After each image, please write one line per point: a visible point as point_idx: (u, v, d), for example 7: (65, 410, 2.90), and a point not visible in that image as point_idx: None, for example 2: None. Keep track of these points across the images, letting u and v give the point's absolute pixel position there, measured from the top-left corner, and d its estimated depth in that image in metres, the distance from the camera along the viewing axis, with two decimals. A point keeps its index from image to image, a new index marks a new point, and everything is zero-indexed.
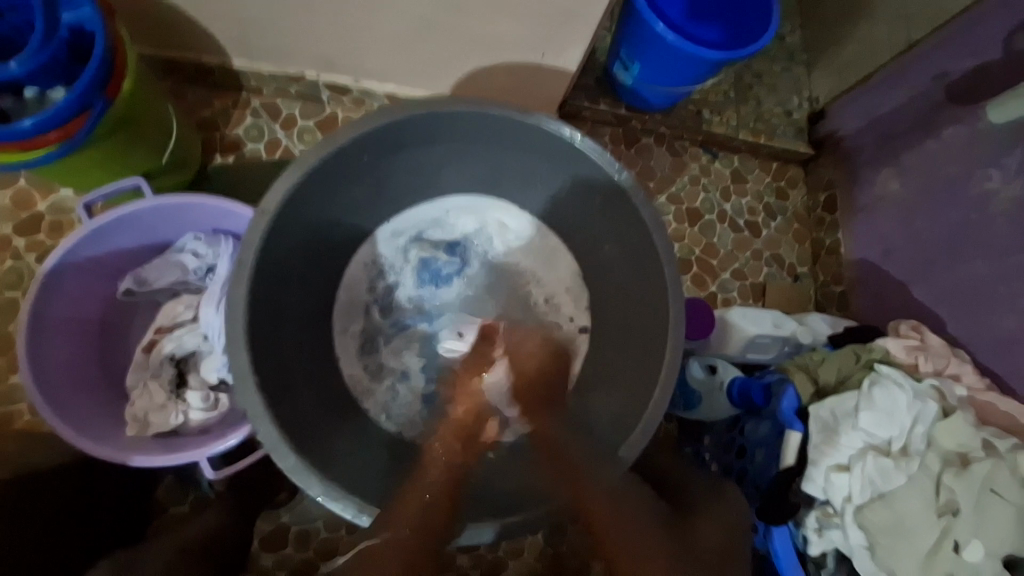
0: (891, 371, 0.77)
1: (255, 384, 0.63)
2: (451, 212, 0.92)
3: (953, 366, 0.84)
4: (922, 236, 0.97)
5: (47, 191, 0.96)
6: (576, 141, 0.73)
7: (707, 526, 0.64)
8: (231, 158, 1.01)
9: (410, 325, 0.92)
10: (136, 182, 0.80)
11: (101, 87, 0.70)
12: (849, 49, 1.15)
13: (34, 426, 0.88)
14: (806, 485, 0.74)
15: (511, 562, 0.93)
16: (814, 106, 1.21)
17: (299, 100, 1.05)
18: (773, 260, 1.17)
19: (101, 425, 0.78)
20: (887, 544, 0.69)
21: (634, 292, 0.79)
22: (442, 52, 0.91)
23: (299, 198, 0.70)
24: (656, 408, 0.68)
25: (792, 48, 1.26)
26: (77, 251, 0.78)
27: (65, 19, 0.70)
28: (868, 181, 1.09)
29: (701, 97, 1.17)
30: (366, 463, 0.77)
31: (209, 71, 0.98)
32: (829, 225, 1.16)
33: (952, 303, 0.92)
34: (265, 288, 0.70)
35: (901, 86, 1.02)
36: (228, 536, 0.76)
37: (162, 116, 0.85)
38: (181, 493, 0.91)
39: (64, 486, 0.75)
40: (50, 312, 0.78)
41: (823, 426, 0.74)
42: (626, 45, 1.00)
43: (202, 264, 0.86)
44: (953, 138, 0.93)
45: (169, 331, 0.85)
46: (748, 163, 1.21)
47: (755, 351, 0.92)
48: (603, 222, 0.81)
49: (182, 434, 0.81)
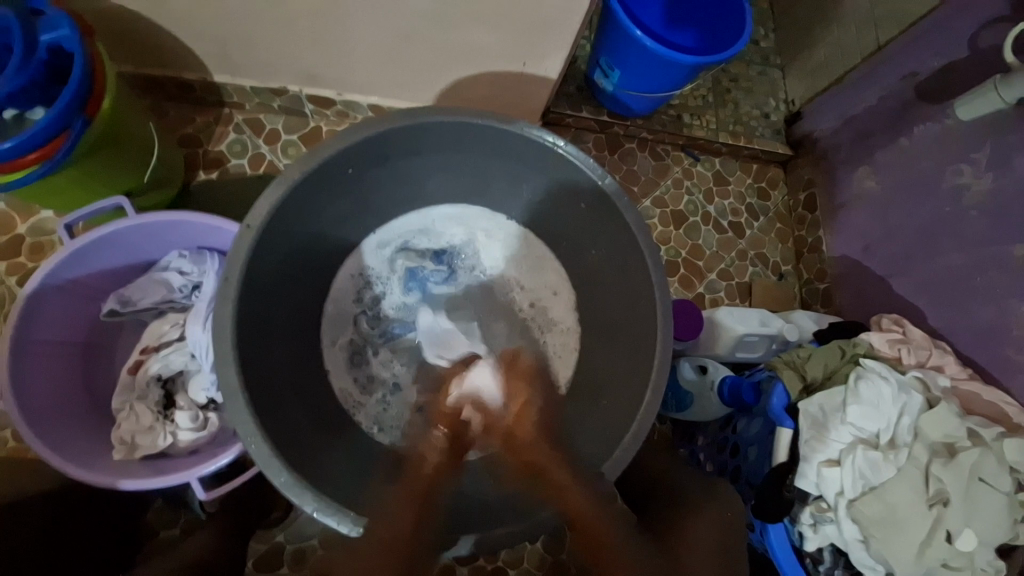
0: (876, 365, 0.78)
1: (245, 401, 0.62)
2: (437, 222, 0.93)
3: (935, 358, 0.85)
4: (900, 230, 1.00)
5: (27, 213, 0.94)
6: (559, 147, 0.74)
7: (699, 523, 0.65)
8: (214, 175, 1.01)
9: (399, 335, 0.91)
10: (118, 202, 0.79)
11: (80, 107, 0.69)
12: (821, 51, 1.18)
13: (18, 453, 0.86)
14: (799, 480, 0.74)
15: (511, 571, 0.92)
16: (791, 108, 1.24)
17: (282, 114, 1.05)
18: (757, 260, 1.19)
19: (88, 449, 0.76)
20: (881, 537, 0.70)
21: (622, 295, 0.79)
22: (424, 64, 0.91)
23: (284, 212, 0.70)
24: (648, 410, 0.68)
25: (766, 52, 1.29)
26: (59, 273, 0.77)
27: (43, 40, 0.69)
28: (846, 179, 1.11)
29: (680, 101, 1.19)
30: (358, 476, 0.76)
31: (191, 87, 0.97)
32: (811, 223, 1.18)
33: (932, 295, 0.94)
34: (252, 304, 0.69)
35: (873, 85, 1.05)
36: (220, 557, 0.74)
37: (144, 135, 0.84)
38: (171, 515, 0.89)
39: (52, 514, 0.73)
40: (34, 336, 0.77)
41: (813, 422, 0.75)
42: (606, 52, 1.02)
43: (187, 282, 0.86)
44: (925, 134, 0.96)
45: (155, 351, 0.84)
46: (729, 165, 1.23)
47: (744, 350, 0.93)
48: (588, 227, 0.82)
49: (171, 456, 0.80)
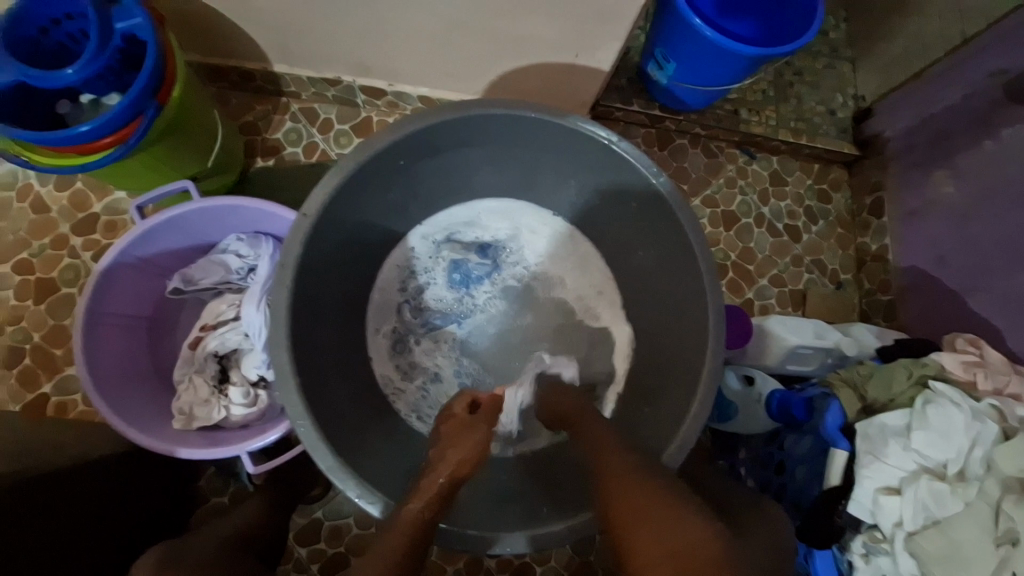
0: (947, 389, 0.72)
1: (295, 383, 0.64)
2: (482, 215, 0.92)
3: (1013, 385, 0.78)
4: (979, 243, 0.92)
5: (101, 193, 1.00)
6: (613, 143, 0.72)
7: (752, 537, 0.62)
8: (271, 162, 1.04)
9: (441, 325, 0.92)
10: (184, 185, 0.82)
11: (152, 93, 0.73)
12: (899, 44, 1.09)
13: (86, 416, 0.93)
14: (851, 505, 0.71)
15: (539, 567, 0.93)
16: (861, 105, 1.16)
17: (335, 104, 1.07)
18: (813, 266, 1.13)
19: (150, 417, 0.81)
20: (941, 574, 0.66)
21: (670, 298, 0.77)
22: (476, 55, 0.90)
23: (336, 201, 0.71)
24: (696, 419, 0.66)
25: (836, 44, 1.21)
26: (130, 251, 0.82)
27: (118, 27, 0.72)
28: (920, 184, 1.03)
29: (739, 96, 1.14)
30: (401, 463, 0.78)
31: (251, 76, 1.00)
32: (875, 231, 1.11)
33: (1012, 314, 0.86)
34: (304, 291, 0.71)
35: (957, 83, 0.96)
36: (265, 528, 0.78)
37: (208, 121, 0.87)
38: (221, 483, 0.95)
39: (117, 477, 0.78)
40: (105, 309, 0.82)
41: (870, 445, 0.71)
42: (662, 44, 0.98)
43: (243, 265, 0.89)
44: (1015, 139, 0.88)
45: (213, 329, 0.87)
46: (789, 165, 1.17)
47: (796, 363, 0.89)
48: (636, 226, 0.79)
49: (225, 428, 0.84)
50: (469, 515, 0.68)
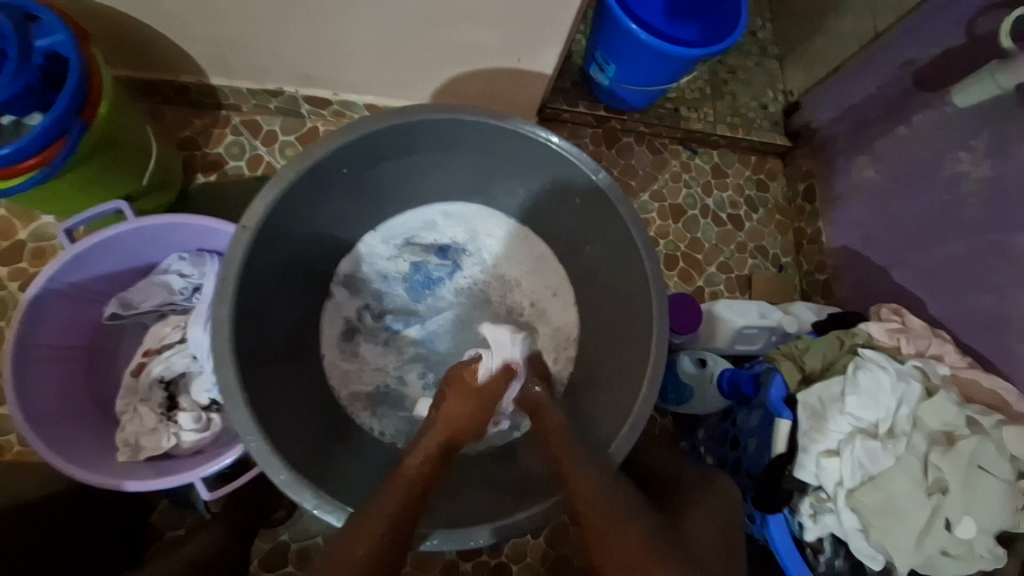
0: (874, 354, 0.78)
1: (245, 400, 0.63)
2: (439, 219, 0.93)
3: (934, 347, 0.85)
4: (899, 219, 0.99)
5: (27, 219, 0.95)
6: (553, 143, 0.74)
7: (696, 519, 0.66)
8: (213, 177, 1.01)
9: (401, 330, 0.92)
10: (117, 206, 0.79)
11: (77, 112, 0.70)
12: (819, 41, 1.17)
13: (24, 456, 0.87)
14: (798, 472, 0.75)
15: (514, 566, 0.93)
16: (789, 99, 1.24)
17: (278, 116, 1.05)
18: (757, 252, 1.19)
19: (93, 451, 0.77)
20: (880, 526, 0.70)
21: (618, 290, 0.80)
22: (418, 63, 0.91)
23: (280, 210, 0.69)
24: (644, 405, 0.69)
25: (764, 42, 1.29)
26: (59, 279, 0.78)
27: (39, 45, 0.70)
28: (845, 169, 1.11)
29: (677, 94, 1.19)
30: (365, 475, 0.77)
31: (187, 90, 0.97)
32: (810, 214, 1.18)
33: (931, 284, 0.93)
34: (249, 305, 0.69)
35: (870, 74, 1.04)
36: (224, 556, 0.75)
37: (142, 140, 0.85)
38: (177, 515, 0.90)
39: (57, 518, 0.74)
40: (37, 342, 0.77)
41: (812, 413, 0.76)
42: (601, 46, 1.01)
43: (187, 285, 0.86)
44: (923, 123, 0.95)
45: (158, 353, 0.84)
46: (728, 157, 1.23)
47: (743, 342, 0.93)
48: (584, 222, 0.82)
49: (175, 457, 0.80)
50: (436, 517, 0.68)
